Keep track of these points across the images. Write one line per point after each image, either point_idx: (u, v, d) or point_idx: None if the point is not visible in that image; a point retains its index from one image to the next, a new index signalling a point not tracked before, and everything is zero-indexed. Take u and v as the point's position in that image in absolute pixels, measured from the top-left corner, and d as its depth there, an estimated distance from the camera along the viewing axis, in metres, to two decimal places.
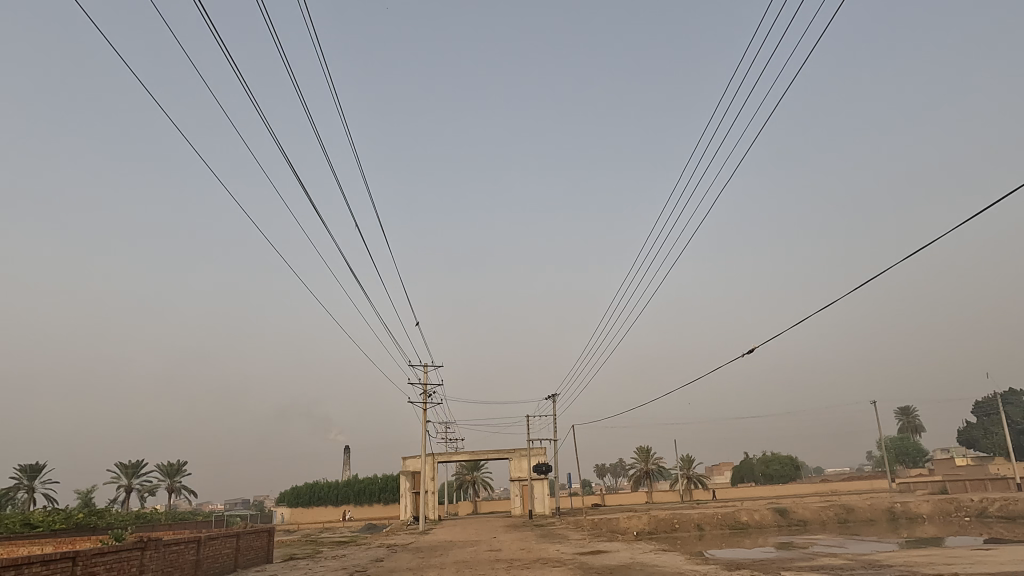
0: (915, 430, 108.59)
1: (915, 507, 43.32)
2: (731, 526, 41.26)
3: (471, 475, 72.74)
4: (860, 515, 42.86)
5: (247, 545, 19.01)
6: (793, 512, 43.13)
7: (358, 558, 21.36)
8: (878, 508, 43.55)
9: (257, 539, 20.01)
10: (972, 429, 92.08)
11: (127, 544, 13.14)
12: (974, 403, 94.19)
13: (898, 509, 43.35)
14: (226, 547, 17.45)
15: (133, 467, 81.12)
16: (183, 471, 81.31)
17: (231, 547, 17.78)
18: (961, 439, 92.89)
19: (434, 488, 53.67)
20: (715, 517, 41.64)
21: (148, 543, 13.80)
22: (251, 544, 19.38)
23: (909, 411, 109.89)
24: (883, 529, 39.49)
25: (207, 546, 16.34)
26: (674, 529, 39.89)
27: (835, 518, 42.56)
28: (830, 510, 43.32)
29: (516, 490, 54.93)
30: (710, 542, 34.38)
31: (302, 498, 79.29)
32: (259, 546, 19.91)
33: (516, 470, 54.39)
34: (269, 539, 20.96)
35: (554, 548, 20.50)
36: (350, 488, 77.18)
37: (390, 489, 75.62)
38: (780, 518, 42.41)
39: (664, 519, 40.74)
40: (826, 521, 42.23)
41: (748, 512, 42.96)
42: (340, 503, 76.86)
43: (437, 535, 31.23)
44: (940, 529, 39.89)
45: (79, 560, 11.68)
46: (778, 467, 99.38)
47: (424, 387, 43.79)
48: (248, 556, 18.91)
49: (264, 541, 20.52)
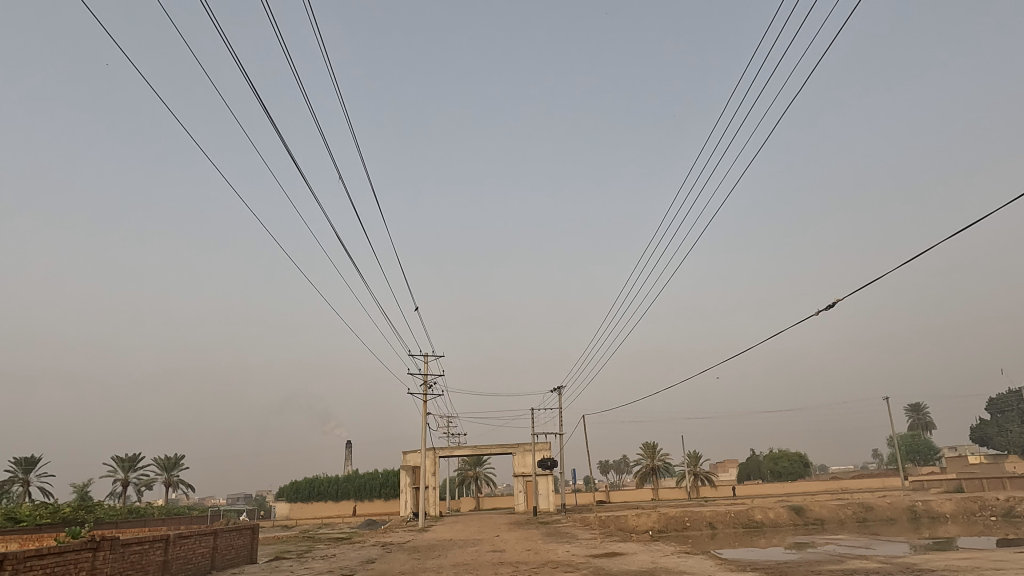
0: (925, 427, 106.92)
1: (938, 505, 41.46)
2: (744, 525, 39.51)
3: (473, 471, 71.09)
4: (880, 514, 41.02)
5: (226, 545, 17.30)
6: (810, 510, 41.34)
7: (351, 558, 19.71)
8: (899, 507, 41.65)
9: (238, 538, 18.30)
10: (985, 426, 90.11)
11: (75, 545, 11.46)
12: (988, 400, 92.22)
13: (920, 508, 41.51)
14: (200, 547, 15.75)
15: (130, 460, 79.86)
16: (180, 464, 80.03)
17: (208, 547, 16.18)
18: (974, 437, 91.00)
19: (434, 484, 52.01)
20: (728, 516, 39.91)
21: (103, 544, 12.12)
22: (231, 543, 17.69)
23: (920, 408, 108.14)
24: (904, 529, 37.70)
25: (177, 546, 14.62)
26: (685, 528, 38.31)
27: (854, 517, 40.74)
28: (849, 508, 41.49)
29: (519, 486, 53.20)
30: (723, 543, 32.59)
31: (301, 493, 77.54)
32: (240, 544, 18.23)
33: (521, 465, 52.73)
34: (253, 537, 19.34)
35: (563, 550, 18.71)
36: (350, 482, 75.85)
37: (391, 484, 74.09)
38: (796, 517, 40.63)
39: (674, 517, 39.09)
40: (844, 520, 40.40)
41: (763, 510, 41.23)
42: (340, 498, 75.46)
43: (435, 535, 28.92)
44: (964, 529, 38.13)
45: (8, 563, 9.94)
46: (786, 464, 97.75)
47: (424, 377, 42.25)
48: (226, 556, 17.22)
49: (246, 539, 18.86)
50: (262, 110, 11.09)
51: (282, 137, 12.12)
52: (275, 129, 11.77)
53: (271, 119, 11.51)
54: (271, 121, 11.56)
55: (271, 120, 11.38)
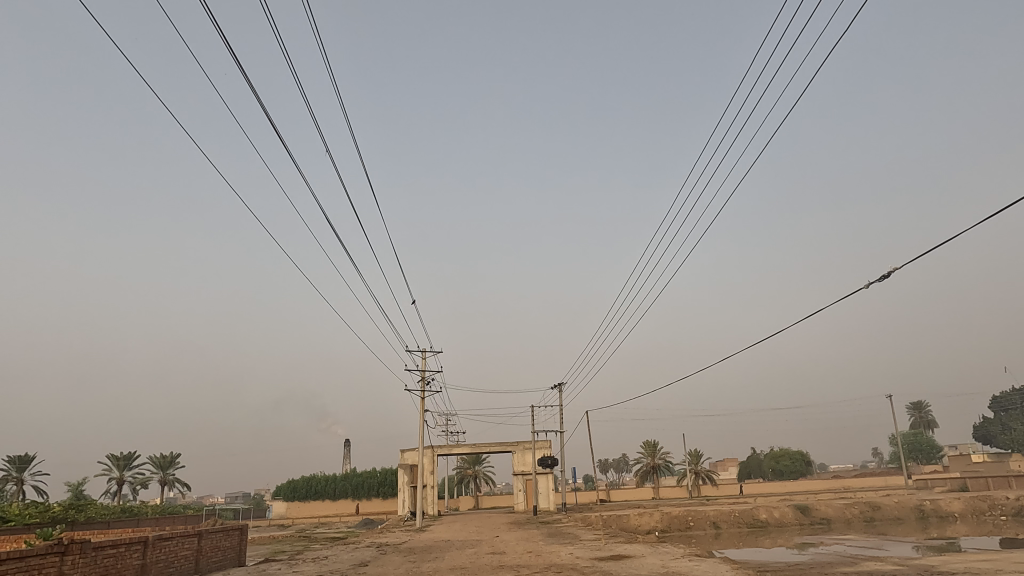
0: (927, 425, 106.27)
1: (946, 505, 40.67)
2: (749, 525, 38.67)
3: (473, 469, 70.28)
4: (887, 514, 40.20)
5: (211, 547, 16.45)
6: (815, 509, 40.50)
7: (344, 560, 18.92)
8: (907, 506, 40.85)
9: (225, 539, 17.41)
10: (989, 424, 89.28)
11: (40, 548, 10.58)
12: (992, 398, 91.37)
13: (928, 507, 40.74)
14: (183, 549, 14.90)
15: (126, 458, 78.98)
16: (176, 463, 79.18)
17: (192, 548, 15.33)
18: (978, 435, 90.13)
19: (433, 482, 51.28)
20: (732, 515, 39.05)
21: (72, 547, 11.22)
22: (217, 545, 16.86)
23: (922, 406, 107.46)
24: (912, 528, 36.92)
25: (156, 548, 13.70)
26: (688, 527, 37.49)
27: (861, 516, 39.91)
28: (855, 507, 40.65)
29: (519, 485, 52.31)
30: (727, 543, 31.65)
31: (298, 492, 76.61)
32: (227, 546, 17.39)
33: (521, 464, 51.85)
34: (241, 538, 18.46)
35: (566, 552, 17.73)
36: (348, 480, 75.05)
37: (389, 483, 73.36)
38: (802, 517, 39.79)
39: (678, 517, 38.27)
40: (850, 520, 39.58)
41: (767, 509, 40.36)
42: (337, 497, 74.70)
43: (433, 535, 28.11)
44: (972, 529, 37.34)
45: None
46: (788, 462, 96.93)
47: (423, 373, 41.20)
48: (212, 558, 16.38)
49: (234, 540, 18.02)
50: (246, 78, 10.09)
51: (263, 107, 11.13)
52: (254, 98, 10.82)
53: (251, 85, 10.51)
54: (250, 87, 10.54)
55: (250, 85, 10.38)
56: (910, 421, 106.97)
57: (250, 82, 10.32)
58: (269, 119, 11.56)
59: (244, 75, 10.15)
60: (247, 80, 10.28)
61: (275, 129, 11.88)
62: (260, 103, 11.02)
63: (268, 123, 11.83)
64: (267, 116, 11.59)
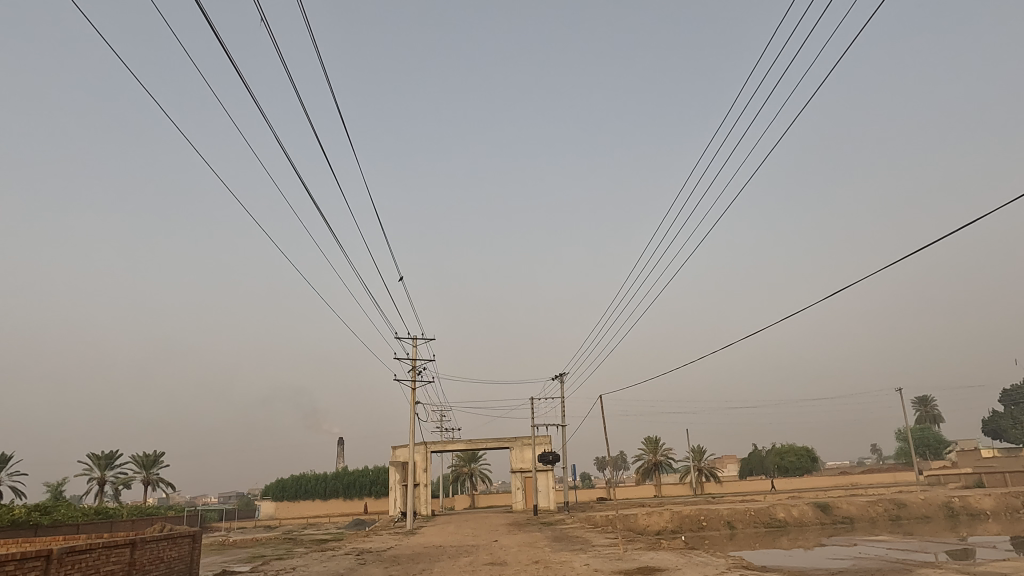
0: (932, 420, 104.38)
1: (975, 502, 38.07)
2: (765, 524, 35.91)
3: (468, 467, 67.49)
4: (914, 511, 37.60)
5: (150, 559, 13.57)
6: (837, 507, 37.78)
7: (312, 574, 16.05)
8: (935, 503, 38.20)
9: (171, 549, 14.50)
10: (999, 419, 86.84)
11: None
12: (1001, 392, 89.19)
13: (955, 504, 38.16)
14: (108, 563, 12.01)
15: (107, 457, 75.99)
16: (160, 462, 76.30)
17: (122, 562, 12.47)
18: (988, 430, 87.74)
19: (426, 480, 48.27)
20: (747, 515, 36.24)
21: None
22: (159, 555, 13.97)
23: (928, 400, 105.45)
24: (941, 527, 34.29)
25: (66, 565, 10.79)
26: (701, 528, 34.75)
27: (886, 514, 37.32)
28: (879, 505, 38.04)
29: (517, 483, 49.46)
30: (744, 544, 28.74)
31: (287, 491, 73.55)
32: (172, 558, 14.50)
33: (519, 460, 48.84)
34: (193, 546, 15.60)
35: (581, 562, 14.78)
36: (338, 480, 72.09)
37: (381, 481, 70.60)
38: (823, 515, 37.13)
39: (689, 516, 35.53)
40: (875, 518, 36.95)
41: (786, 508, 37.58)
42: (328, 496, 71.81)
43: (422, 539, 25.75)
44: (1005, 528, 34.60)
45: None
46: (792, 459, 94.47)
47: (414, 362, 37.99)
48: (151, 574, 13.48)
49: (184, 550, 15.14)
50: (217, 38, 8.06)
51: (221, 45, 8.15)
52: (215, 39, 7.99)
53: (215, 35, 8.31)
54: (222, 47, 8.48)
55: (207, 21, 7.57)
56: (916, 416, 104.98)
57: (218, 37, 8.16)
58: (237, 74, 9.23)
59: (215, 33, 8.09)
60: (216, 33, 7.99)
61: (243, 81, 9.43)
62: (221, 45, 8.15)
63: (239, 77, 9.46)
64: (228, 58, 8.64)
